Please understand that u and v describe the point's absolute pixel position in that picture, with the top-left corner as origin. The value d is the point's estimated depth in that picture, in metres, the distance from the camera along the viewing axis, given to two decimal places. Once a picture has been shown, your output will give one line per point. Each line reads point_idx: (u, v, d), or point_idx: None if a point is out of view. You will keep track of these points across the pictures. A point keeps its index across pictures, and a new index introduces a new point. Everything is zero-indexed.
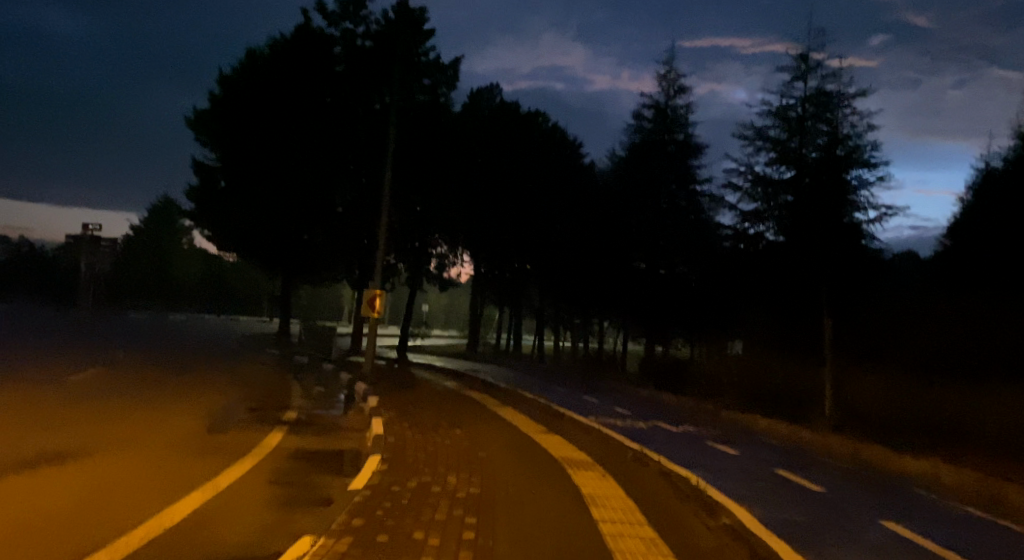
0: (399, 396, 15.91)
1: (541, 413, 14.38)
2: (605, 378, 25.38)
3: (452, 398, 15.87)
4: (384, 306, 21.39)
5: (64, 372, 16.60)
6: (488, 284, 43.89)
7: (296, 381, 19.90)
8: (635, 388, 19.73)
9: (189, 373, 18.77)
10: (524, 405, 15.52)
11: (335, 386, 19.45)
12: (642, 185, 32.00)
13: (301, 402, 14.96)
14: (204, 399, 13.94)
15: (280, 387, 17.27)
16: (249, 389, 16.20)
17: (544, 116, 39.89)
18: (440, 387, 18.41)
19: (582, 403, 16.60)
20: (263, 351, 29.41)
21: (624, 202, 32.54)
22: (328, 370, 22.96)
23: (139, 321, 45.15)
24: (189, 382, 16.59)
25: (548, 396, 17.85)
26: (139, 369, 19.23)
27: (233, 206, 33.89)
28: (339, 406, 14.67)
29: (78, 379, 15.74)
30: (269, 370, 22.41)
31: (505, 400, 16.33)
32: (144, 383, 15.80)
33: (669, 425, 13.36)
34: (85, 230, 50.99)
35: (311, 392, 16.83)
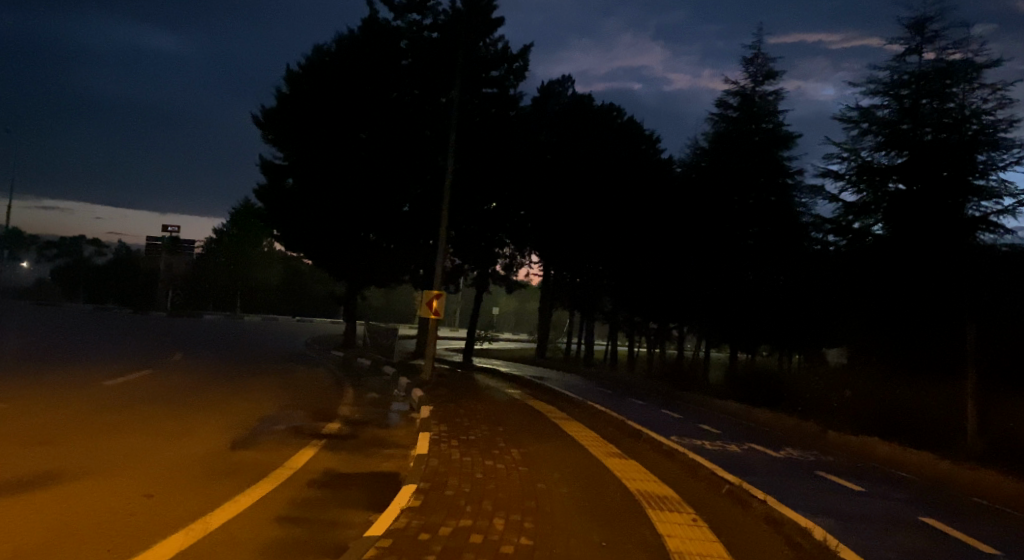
0: (455, 407, 14.37)
1: (614, 430, 12.53)
2: (684, 389, 23.22)
3: (513, 411, 14.21)
4: (444, 307, 20.04)
5: (110, 376, 15.81)
6: (558, 286, 42.12)
7: (351, 386, 18.69)
8: (722, 402, 17.51)
9: (240, 377, 17.77)
10: (595, 419, 13.70)
11: (391, 393, 18.13)
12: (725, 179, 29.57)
13: (349, 411, 13.58)
14: (243, 407, 12.78)
15: (331, 394, 16.02)
16: (296, 396, 15.00)
17: (620, 109, 37.72)
18: (501, 397, 16.80)
19: (661, 418, 14.65)
20: (326, 354, 28.64)
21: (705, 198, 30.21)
22: (387, 375, 21.79)
23: (211, 322, 45.49)
24: (236, 387, 15.52)
25: (621, 409, 15.98)
26: (191, 372, 18.39)
27: (299, 206, 33.35)
28: (389, 417, 13.25)
29: (120, 383, 14.91)
30: (327, 374, 21.31)
31: (572, 414, 14.53)
32: (188, 388, 14.81)
33: (766, 449, 11.29)
34: (165, 233, 52.00)
35: (361, 400, 15.53)
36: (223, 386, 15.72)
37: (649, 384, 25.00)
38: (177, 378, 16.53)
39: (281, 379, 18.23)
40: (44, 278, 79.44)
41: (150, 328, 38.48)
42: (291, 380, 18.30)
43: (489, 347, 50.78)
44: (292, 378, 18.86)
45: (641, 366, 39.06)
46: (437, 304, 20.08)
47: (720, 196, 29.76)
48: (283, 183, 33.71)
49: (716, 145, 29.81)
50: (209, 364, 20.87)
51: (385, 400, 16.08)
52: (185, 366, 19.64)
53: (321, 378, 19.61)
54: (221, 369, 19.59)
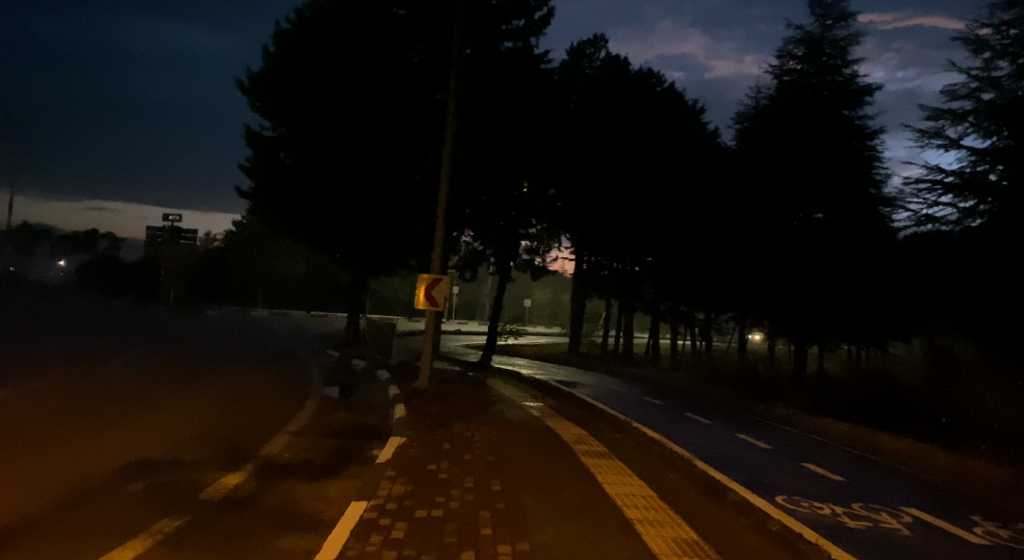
0: (438, 435, 9.88)
1: (680, 479, 8.02)
2: (747, 397, 18.51)
3: (524, 444, 9.67)
4: (445, 296, 15.79)
5: None
6: (591, 274, 37.50)
7: (321, 399, 14.34)
8: (818, 429, 12.86)
9: (167, 391, 13.44)
10: (647, 458, 9.19)
11: (369, 407, 13.76)
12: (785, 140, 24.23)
13: (279, 445, 9.17)
14: (109, 446, 8.37)
15: (276, 415, 11.66)
16: (221, 420, 10.74)
17: (659, 76, 33.07)
18: (511, 416, 12.33)
19: (746, 453, 9.99)
20: (318, 353, 24.78)
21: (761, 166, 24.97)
22: (380, 381, 17.47)
23: (213, 319, 41.63)
24: (142, 408, 11.17)
25: (678, 434, 11.42)
26: (113, 382, 14.33)
27: (291, 185, 29.07)
28: (336, 453, 8.86)
29: None
30: (301, 381, 16.96)
31: (610, 448, 9.93)
32: (71, 409, 10.71)
33: (949, 525, 6.60)
34: (168, 222, 48.55)
35: (315, 421, 11.20)
36: (129, 404, 11.57)
37: (700, 387, 20.35)
38: (76, 392, 12.49)
39: (226, 391, 14.07)
40: (61, 278, 77.05)
41: (137, 326, 34.63)
42: (239, 392, 14.12)
43: (515, 342, 46.53)
44: (243, 388, 14.67)
45: (685, 364, 34.34)
46: (436, 291, 15.80)
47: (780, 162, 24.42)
48: (274, 158, 29.58)
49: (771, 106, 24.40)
50: (155, 370, 16.96)
51: (352, 420, 11.74)
52: (117, 375, 15.66)
53: (285, 388, 15.43)
54: (156, 377, 15.54)
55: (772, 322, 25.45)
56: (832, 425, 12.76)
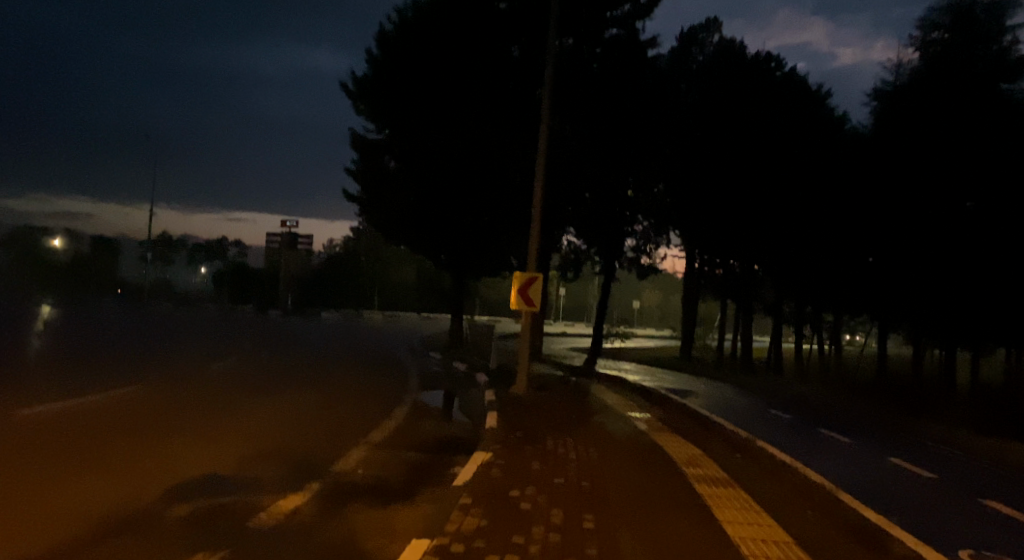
0: (529, 454, 8.68)
1: (820, 520, 6.49)
2: (889, 410, 16.14)
3: (626, 465, 8.39)
4: (543, 294, 14.93)
5: (68, 403, 11.51)
6: (705, 274, 35.29)
7: (411, 406, 13.61)
8: (988, 454, 10.77)
9: (255, 399, 13.10)
10: (772, 487, 7.71)
11: (459, 416, 12.87)
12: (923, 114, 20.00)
13: (351, 461, 8.36)
14: (175, 461, 7.83)
15: (358, 425, 10.95)
16: (301, 432, 10.07)
17: (779, 59, 30.76)
18: (612, 429, 11.05)
19: (905, 487, 8.11)
20: (419, 357, 24.42)
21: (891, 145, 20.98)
22: (476, 387, 16.63)
23: (324, 323, 42.60)
24: (224, 419, 10.76)
25: (809, 456, 9.77)
26: (206, 390, 14.21)
27: (393, 188, 28.93)
28: (412, 471, 7.95)
29: (61, 412, 10.61)
30: (393, 387, 16.38)
31: (732, 474, 8.35)
32: (153, 419, 10.41)
33: None
34: (285, 229, 50.40)
35: (397, 433, 10.32)
36: (212, 414, 11.17)
37: (832, 398, 18.14)
38: (168, 401, 12.34)
39: (316, 398, 13.55)
40: (192, 286, 82.20)
41: (253, 331, 35.77)
42: (328, 399, 13.55)
43: (625, 345, 44.75)
44: (334, 395, 14.11)
45: (811, 370, 31.52)
46: (531, 292, 14.97)
47: (916, 140, 20.21)
48: (377, 162, 29.61)
49: (905, 75, 20.52)
50: (253, 376, 16.82)
51: (439, 432, 10.78)
52: (215, 381, 15.57)
53: (377, 394, 14.78)
54: (252, 384, 15.32)
55: (917, 324, 22.51)
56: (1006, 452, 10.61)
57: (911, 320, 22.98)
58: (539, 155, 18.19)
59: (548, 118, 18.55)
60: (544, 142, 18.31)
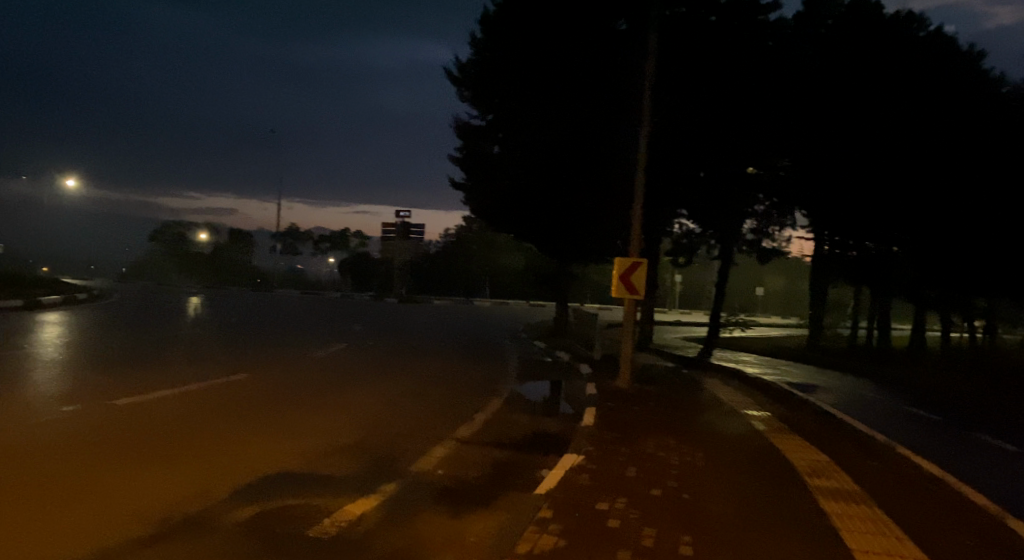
0: (625, 456, 7.81)
1: (981, 553, 5.27)
2: None
3: (736, 473, 7.38)
4: (647, 279, 14.00)
5: (176, 390, 11.84)
6: (835, 257, 32.57)
7: (508, 397, 13.08)
8: None
9: (353, 388, 13.03)
10: (915, 505, 6.48)
11: (557, 408, 12.19)
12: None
13: (433, 458, 7.87)
14: (254, 454, 7.63)
15: (449, 417, 10.52)
16: (389, 426, 9.73)
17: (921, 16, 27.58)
18: (722, 428, 9.99)
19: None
20: (526, 344, 23.98)
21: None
22: (579, 378, 15.90)
23: (436, 311, 43.22)
24: (316, 410, 10.64)
25: (963, 465, 8.31)
26: (308, 378, 14.34)
27: (499, 174, 28.54)
28: (496, 472, 7.35)
29: (166, 400, 10.87)
30: (494, 376, 15.94)
31: (867, 488, 7.09)
32: (248, 408, 10.45)
33: None
34: (399, 219, 51.61)
35: (487, 428, 9.76)
36: (305, 405, 11.12)
37: (987, 394, 15.94)
38: (269, 390, 12.47)
39: (411, 388, 13.30)
40: (317, 275, 86.36)
41: (368, 319, 36.75)
42: (423, 389, 13.28)
43: (746, 333, 42.43)
44: (430, 385, 13.82)
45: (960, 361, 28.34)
46: (634, 277, 14.08)
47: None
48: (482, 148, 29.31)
49: None
50: (356, 364, 16.93)
51: (532, 427, 10.09)
52: (318, 369, 15.75)
53: (474, 384, 14.34)
54: (352, 372, 15.34)
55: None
56: None
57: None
58: (643, 132, 17.03)
59: (653, 92, 17.31)
60: (648, 118, 17.10)
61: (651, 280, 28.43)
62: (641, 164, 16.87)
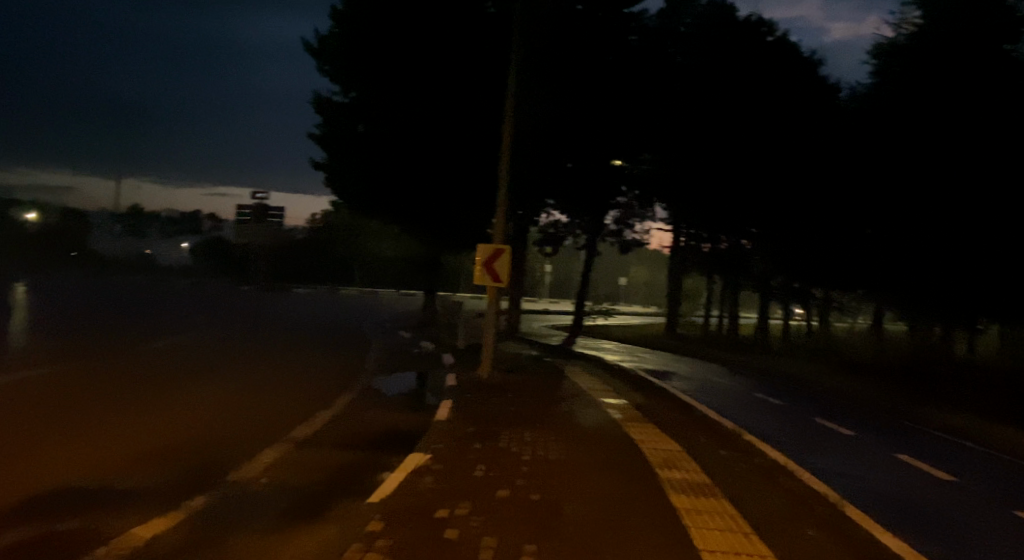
0: (475, 453, 7.26)
1: (822, 544, 5.19)
2: (883, 393, 14.99)
3: (589, 468, 7.01)
4: (510, 266, 13.52)
5: None
6: (691, 248, 34.00)
7: (357, 391, 12.18)
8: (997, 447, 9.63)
9: (180, 385, 11.61)
10: (761, 495, 6.42)
11: (410, 402, 11.45)
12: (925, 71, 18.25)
13: (258, 464, 6.91)
14: (28, 469, 6.32)
15: (286, 416, 9.50)
16: (217, 428, 8.61)
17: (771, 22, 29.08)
18: (579, 419, 9.73)
19: (922, 496, 6.76)
20: (387, 334, 23.02)
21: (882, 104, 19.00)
22: (438, 369, 15.23)
23: (295, 298, 41.02)
24: (127, 411, 9.25)
25: (804, 450, 8.50)
26: (129, 374, 12.67)
27: (361, 156, 27.16)
28: (329, 477, 6.54)
29: None
30: (346, 368, 14.93)
31: (717, 479, 6.95)
32: (40, 413, 8.86)
33: None
34: (256, 201, 48.53)
35: (330, 426, 8.89)
36: (118, 406, 9.69)
37: (821, 378, 16.95)
38: (75, 390, 10.82)
39: (253, 384, 12.08)
40: (163, 260, 79.79)
41: (217, 307, 34.13)
42: (265, 384, 12.10)
43: (608, 322, 43.60)
44: (274, 379, 12.64)
45: (798, 348, 30.50)
46: (498, 264, 13.56)
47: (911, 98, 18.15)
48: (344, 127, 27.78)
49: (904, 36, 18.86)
50: (193, 358, 15.31)
51: (381, 424, 9.32)
52: (142, 364, 14.02)
53: (325, 378, 13.33)
54: (186, 366, 13.80)
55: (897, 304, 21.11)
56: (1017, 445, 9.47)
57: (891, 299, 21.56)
58: (507, 116, 16.55)
59: (518, 76, 16.88)
60: (512, 102, 16.63)
61: (517, 269, 28.32)
62: (505, 150, 16.39)
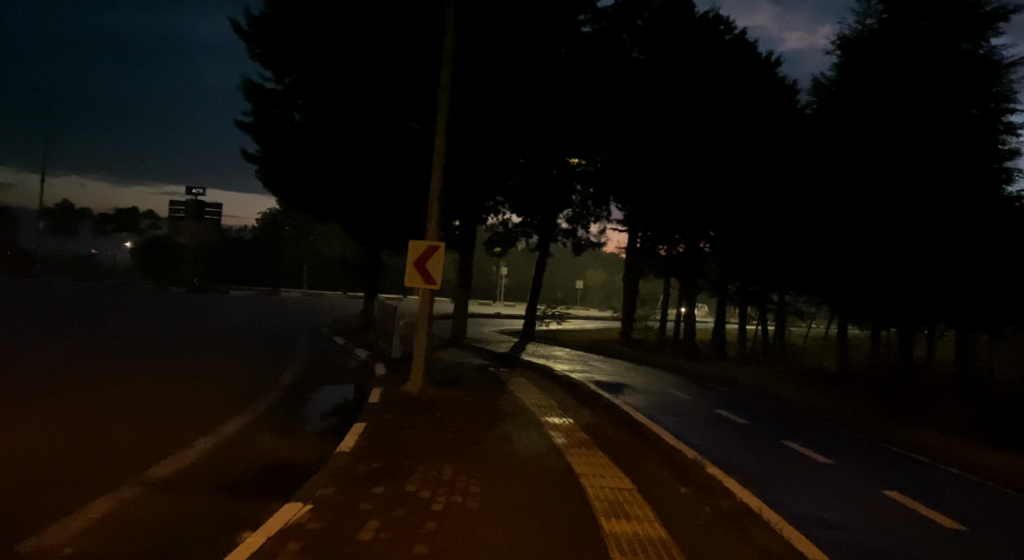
0: (367, 501, 5.62)
1: None
2: (848, 406, 13.89)
3: (514, 520, 5.50)
4: (443, 267, 11.94)
5: None
6: (646, 251, 32.91)
7: (258, 411, 10.44)
8: (983, 474, 8.51)
9: (37, 408, 9.65)
10: (734, 552, 5.05)
11: (318, 424, 9.79)
12: (877, 68, 16.82)
13: (78, 520, 5.20)
14: None
15: (152, 448, 7.72)
16: (46, 462, 6.77)
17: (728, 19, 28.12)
18: (512, 446, 8.21)
19: (926, 549, 5.46)
20: (321, 341, 21.21)
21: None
22: (364, 384, 13.54)
23: (229, 302, 38.56)
24: None
25: (775, 483, 7.19)
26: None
27: (296, 149, 25.24)
28: (168, 540, 4.90)
29: None
30: (257, 384, 13.11)
31: (676, 533, 5.50)
32: None
33: None
34: (191, 197, 45.85)
35: (202, 462, 7.16)
36: None
37: (781, 390, 15.85)
38: None
39: (132, 406, 10.24)
40: (94, 258, 75.59)
41: (139, 312, 31.60)
42: (146, 406, 10.24)
43: (562, 327, 42.28)
44: (161, 400, 10.80)
45: (755, 356, 29.63)
46: (430, 265, 11.95)
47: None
48: (278, 118, 25.78)
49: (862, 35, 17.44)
50: (74, 373, 13.30)
51: (269, 457, 7.63)
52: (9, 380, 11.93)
53: (224, 395, 11.53)
54: (59, 383, 11.86)
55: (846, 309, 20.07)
56: (1007, 473, 8.35)
57: (842, 303, 20.57)
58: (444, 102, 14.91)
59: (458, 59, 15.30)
60: (448, 86, 14.93)
61: (464, 271, 26.76)
62: (440, 139, 14.73)
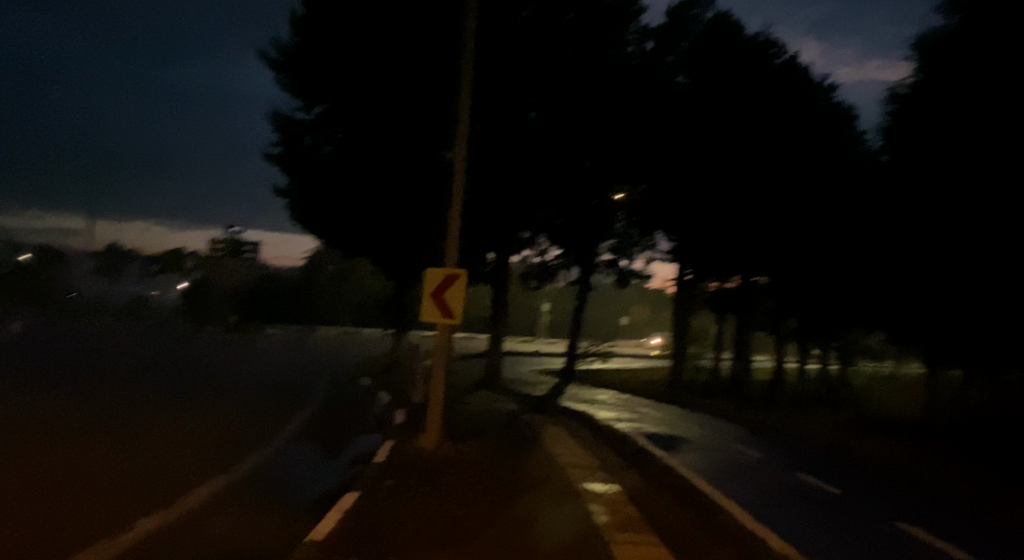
0: None
1: None
2: (945, 463, 11.71)
3: None
4: (460, 299, 10.31)
5: None
6: (696, 285, 30.84)
7: (246, 470, 8.90)
8: None
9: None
10: None
11: (308, 488, 8.18)
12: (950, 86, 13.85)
13: None
14: None
15: (89, 528, 6.19)
16: None
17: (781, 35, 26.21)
18: (534, 525, 6.50)
19: None
20: (345, 383, 19.81)
21: (898, 117, 15.26)
22: (377, 435, 11.94)
23: (263, 340, 37.73)
24: None
25: None
26: None
27: (325, 181, 24.20)
28: None
29: None
30: (256, 435, 11.60)
31: None
32: None
33: None
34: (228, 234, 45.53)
35: (138, 549, 5.56)
36: None
37: (859, 442, 13.70)
38: None
39: (96, 467, 8.76)
40: (138, 296, 76.50)
41: (170, 352, 30.79)
42: (113, 469, 8.73)
43: (606, 365, 40.13)
44: (137, 459, 9.32)
45: (818, 399, 27.18)
46: (448, 297, 10.34)
47: (933, 106, 14.18)
48: (307, 150, 24.79)
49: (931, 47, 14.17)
50: (58, 425, 12.01)
51: (228, 541, 6.02)
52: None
53: (210, 454, 9.99)
54: (34, 438, 10.51)
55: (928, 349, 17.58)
56: None
57: None
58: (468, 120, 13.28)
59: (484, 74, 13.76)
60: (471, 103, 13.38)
61: (500, 307, 25.22)
62: (460, 160, 13.06)
